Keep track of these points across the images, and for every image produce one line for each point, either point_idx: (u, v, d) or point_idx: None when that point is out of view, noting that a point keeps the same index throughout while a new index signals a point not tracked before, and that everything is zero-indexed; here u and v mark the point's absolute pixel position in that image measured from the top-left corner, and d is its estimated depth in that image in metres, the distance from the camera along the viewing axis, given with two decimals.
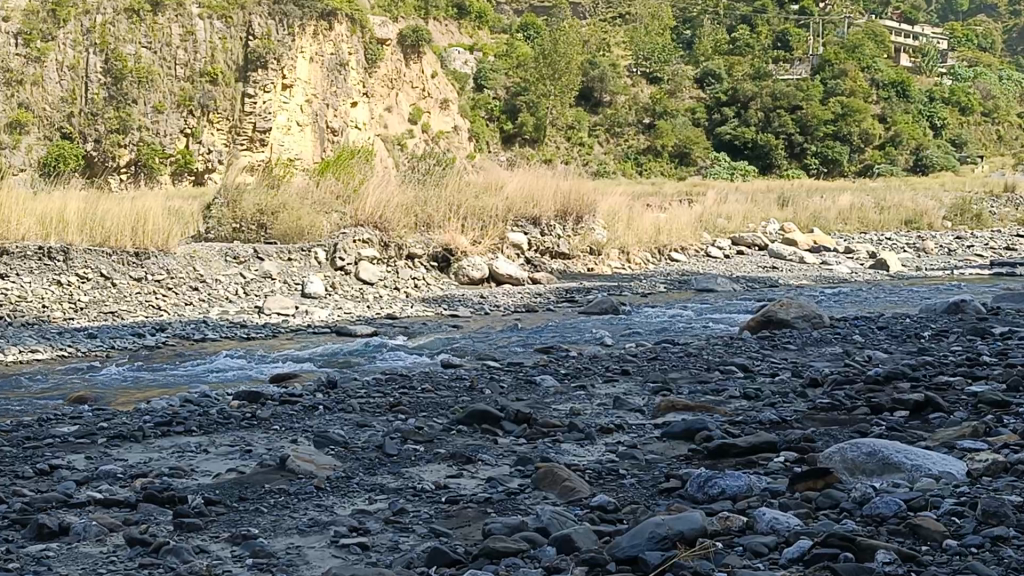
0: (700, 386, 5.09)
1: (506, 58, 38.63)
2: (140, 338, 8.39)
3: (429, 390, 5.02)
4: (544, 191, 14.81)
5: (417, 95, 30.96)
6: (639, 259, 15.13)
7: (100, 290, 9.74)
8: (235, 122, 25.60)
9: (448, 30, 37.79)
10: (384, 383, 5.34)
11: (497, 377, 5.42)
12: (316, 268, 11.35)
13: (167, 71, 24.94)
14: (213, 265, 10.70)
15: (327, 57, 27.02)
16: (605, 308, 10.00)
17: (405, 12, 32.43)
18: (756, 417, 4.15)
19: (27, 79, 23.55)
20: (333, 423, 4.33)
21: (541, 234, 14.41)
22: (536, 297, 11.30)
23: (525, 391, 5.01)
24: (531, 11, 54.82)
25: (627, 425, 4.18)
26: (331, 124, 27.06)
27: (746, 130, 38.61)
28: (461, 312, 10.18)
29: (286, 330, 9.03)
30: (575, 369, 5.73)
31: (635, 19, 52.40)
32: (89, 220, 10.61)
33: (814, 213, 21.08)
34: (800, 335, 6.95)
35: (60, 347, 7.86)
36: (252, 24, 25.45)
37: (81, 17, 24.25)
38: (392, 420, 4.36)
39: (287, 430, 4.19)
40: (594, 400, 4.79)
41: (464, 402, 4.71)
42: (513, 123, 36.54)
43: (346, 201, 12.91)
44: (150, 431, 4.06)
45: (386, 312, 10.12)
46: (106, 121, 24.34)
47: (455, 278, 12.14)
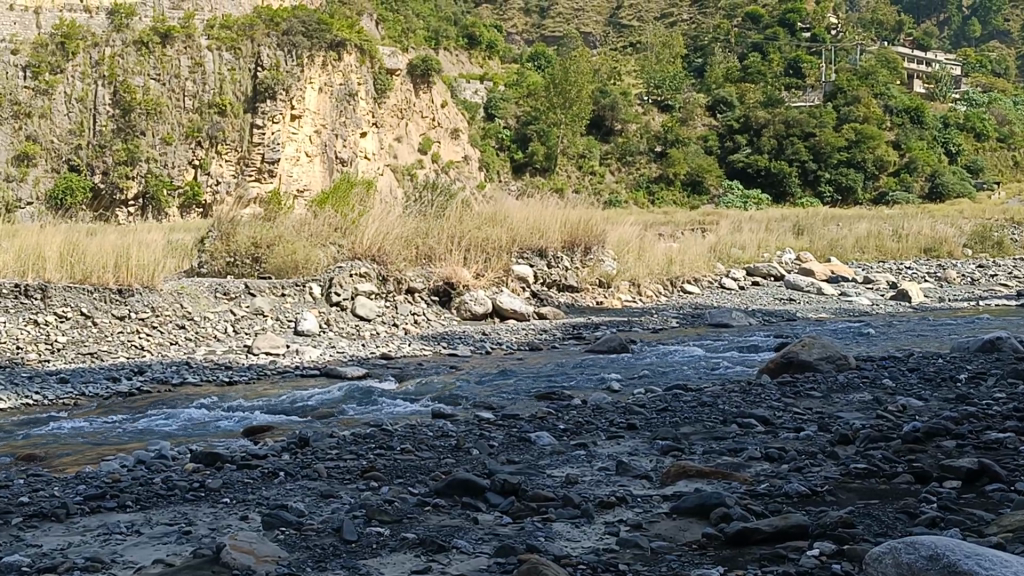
0: (716, 445, 4.49)
1: (516, 87, 38.61)
2: (114, 383, 7.85)
3: (409, 450, 4.43)
4: (551, 221, 14.33)
5: (428, 124, 30.61)
6: (651, 291, 14.53)
7: (80, 329, 9.19)
8: (244, 152, 25.18)
9: (458, 60, 38.00)
10: (361, 441, 4.75)
11: (487, 433, 4.83)
12: (310, 303, 10.80)
13: (176, 102, 24.39)
14: (201, 302, 10.17)
15: (336, 87, 26.72)
16: (614, 346, 9.43)
17: (415, 42, 31.93)
18: (783, 487, 3.56)
19: (35, 111, 23.11)
20: (290, 495, 3.75)
21: (548, 266, 13.90)
22: (541, 334, 10.75)
23: (518, 452, 4.43)
24: (542, 41, 55.58)
25: (631, 497, 3.60)
26: (341, 154, 26.87)
27: (759, 158, 38.00)
28: (461, 350, 9.63)
29: (272, 372, 8.47)
30: (577, 422, 5.12)
31: (648, 48, 51.95)
32: (72, 256, 10.13)
33: (832, 241, 20.56)
34: (825, 379, 6.35)
35: (26, 394, 7.31)
36: (261, 54, 25.03)
37: (89, 49, 23.67)
38: (361, 490, 3.81)
39: (237, 504, 3.61)
40: (595, 463, 4.20)
41: (446, 466, 4.14)
42: (523, 152, 36.21)
43: (344, 234, 12.36)
44: (76, 507, 3.46)
45: (381, 351, 9.56)
46: (113, 152, 23.71)
47: (457, 313, 11.62)
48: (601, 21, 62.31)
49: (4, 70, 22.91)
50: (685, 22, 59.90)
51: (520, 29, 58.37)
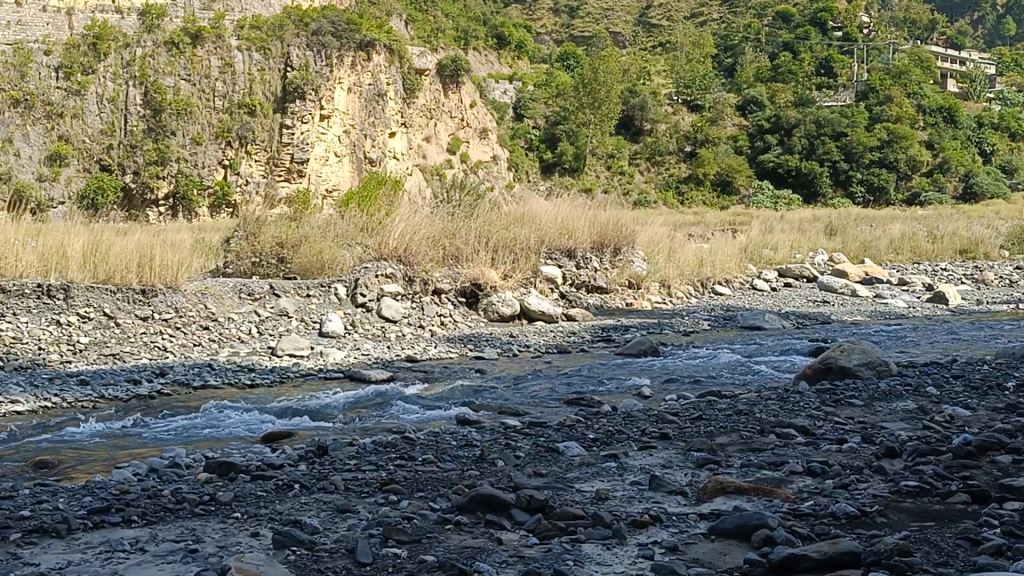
0: (755, 458, 4.25)
1: (545, 87, 38.43)
2: (134, 386, 7.70)
3: (431, 462, 4.23)
4: (580, 220, 14.12)
5: (456, 125, 30.31)
6: (681, 292, 14.28)
7: (103, 330, 9.06)
8: (273, 153, 25.08)
9: (488, 60, 37.76)
10: (381, 450, 4.55)
11: (514, 442, 4.61)
12: (335, 304, 10.62)
13: (206, 102, 24.39)
14: (226, 303, 10.04)
15: (364, 88, 26.33)
16: (643, 349, 9.20)
17: (445, 42, 31.77)
18: (830, 507, 3.32)
19: (67, 112, 22.98)
20: (305, 510, 3.55)
21: (576, 266, 13.68)
22: (569, 336, 10.53)
23: (544, 464, 4.22)
24: (572, 42, 55.47)
25: (666, 516, 3.37)
26: (370, 154, 26.44)
27: (790, 158, 37.50)
28: (488, 353, 9.42)
29: (295, 375, 8.30)
30: (607, 431, 4.89)
31: (677, 48, 51.54)
32: (96, 255, 9.96)
33: (865, 242, 20.17)
34: (865, 387, 6.09)
35: (45, 397, 7.18)
36: (290, 55, 24.97)
37: (121, 50, 23.72)
38: (379, 505, 3.61)
39: (248, 519, 3.43)
40: (627, 477, 3.97)
41: (470, 479, 3.94)
42: (552, 152, 36.01)
43: (370, 234, 12.19)
44: (78, 522, 3.29)
45: (406, 353, 9.38)
46: (144, 153, 23.57)
47: (484, 314, 11.42)
48: (630, 21, 61.84)
49: (38, 70, 22.86)
50: (715, 22, 59.37)
51: (549, 30, 58.05)
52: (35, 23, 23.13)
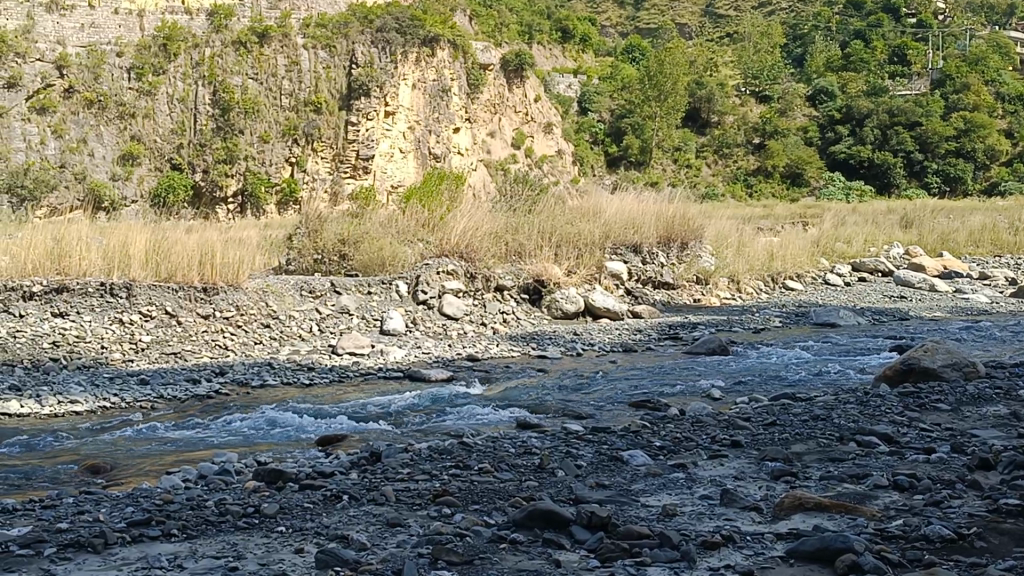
0: (837, 470, 3.95)
1: (610, 80, 37.96)
2: (194, 385, 7.64)
3: (488, 471, 4.00)
4: (646, 215, 13.81)
5: (521, 120, 29.44)
6: (752, 288, 13.94)
7: (165, 329, 9.03)
8: (339, 151, 24.73)
9: (553, 54, 37.52)
10: (437, 458, 4.34)
11: (575, 450, 4.37)
12: (396, 301, 10.47)
13: (273, 101, 24.14)
14: (287, 300, 9.95)
15: (429, 83, 25.63)
16: (713, 347, 8.91)
17: (509, 38, 31.44)
18: (921, 529, 3.02)
19: (139, 112, 22.97)
20: (354, 524, 3.35)
21: (643, 262, 13.37)
22: (635, 334, 10.25)
23: (608, 475, 3.98)
24: (638, 33, 54.95)
25: (740, 536, 3.10)
26: (434, 150, 25.68)
27: (862, 149, 36.53)
28: (551, 352, 9.18)
29: (354, 375, 8.16)
30: (675, 438, 4.62)
31: (745, 38, 50.62)
32: (158, 254, 9.91)
33: (944, 235, 19.51)
34: (950, 390, 5.72)
35: (104, 396, 7.13)
36: (355, 52, 24.58)
37: (190, 50, 23.55)
38: (432, 519, 3.40)
39: (293, 533, 3.24)
40: (697, 491, 3.70)
41: (528, 492, 3.71)
42: (618, 146, 35.66)
43: (432, 229, 12.04)
44: (115, 536, 3.12)
45: (468, 351, 9.19)
46: (213, 151, 23.46)
47: (548, 311, 11.19)
48: (697, 12, 60.94)
49: (110, 71, 22.82)
50: (784, 11, 58.16)
51: (614, 22, 57.32)
52: (108, 25, 23.02)
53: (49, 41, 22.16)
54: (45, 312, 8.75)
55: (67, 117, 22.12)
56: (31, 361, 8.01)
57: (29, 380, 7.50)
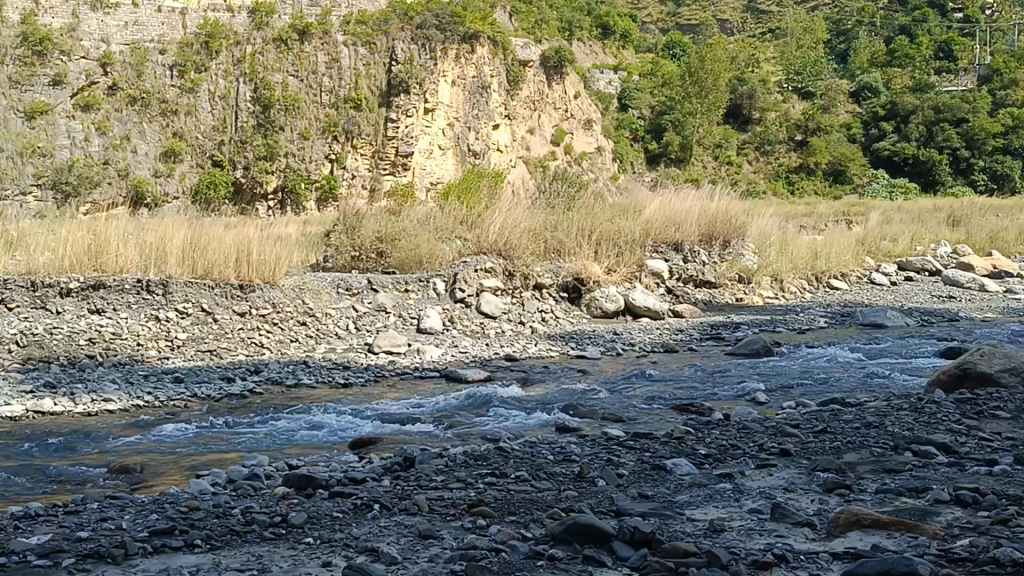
0: (893, 483, 3.73)
1: (651, 77, 37.52)
2: (228, 384, 7.54)
3: (525, 480, 3.83)
4: (688, 213, 13.54)
5: (561, 116, 28.63)
6: (795, 288, 13.68)
7: (200, 326, 8.93)
8: (378, 147, 24.04)
9: (592, 50, 37.28)
10: (472, 465, 4.17)
11: (616, 458, 4.19)
12: (434, 300, 10.33)
13: (314, 98, 23.55)
14: (323, 298, 9.85)
15: (469, 80, 25.04)
16: (757, 349, 8.67)
17: (549, 34, 31.10)
18: (989, 550, 2.81)
19: (181, 109, 22.68)
20: (384, 536, 3.20)
21: (684, 260, 13.11)
22: (676, 335, 10.03)
23: (651, 485, 3.80)
24: (679, 29, 54.35)
25: (794, 556, 2.91)
26: (474, 147, 25.06)
27: (907, 146, 35.79)
28: (590, 352, 8.98)
29: (389, 374, 8.03)
30: (721, 446, 4.43)
31: (787, 33, 49.86)
32: (194, 251, 9.84)
33: (992, 233, 19.05)
34: (1009, 397, 5.46)
35: (138, 395, 7.05)
36: (395, 49, 23.90)
37: (232, 48, 23.19)
38: (467, 532, 3.24)
39: (322, 545, 3.10)
40: (746, 505, 3.51)
41: (568, 503, 3.54)
42: (658, 143, 35.23)
43: (470, 227, 11.89)
44: (136, 546, 3.00)
45: (506, 351, 9.03)
46: (254, 148, 22.92)
47: (587, 310, 11.00)
48: (739, 8, 60.15)
49: (153, 69, 22.59)
50: (827, 6, 57.21)
51: (654, 18, 56.77)
52: (151, 23, 22.82)
53: (93, 39, 22.17)
54: (82, 308, 8.68)
55: (110, 115, 22.02)
56: (67, 358, 7.94)
57: (64, 378, 7.44)
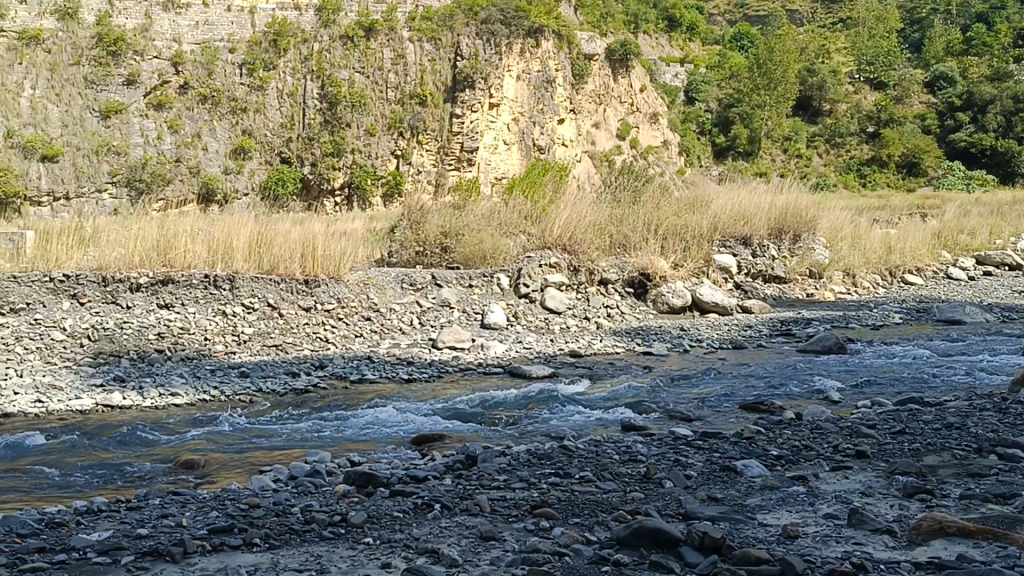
0: (978, 488, 3.55)
1: (718, 69, 36.99)
2: (293, 378, 7.56)
3: (589, 480, 3.73)
4: (757, 207, 13.28)
5: (626, 110, 28.08)
6: (868, 283, 13.37)
7: (266, 321, 8.97)
8: (443, 142, 23.98)
9: (658, 43, 36.86)
10: (535, 464, 4.08)
11: (684, 458, 4.06)
12: (498, 295, 10.27)
13: (380, 94, 23.57)
14: (387, 293, 9.85)
15: (534, 75, 24.66)
16: (829, 346, 8.43)
17: (615, 27, 30.76)
18: None
19: (250, 107, 22.80)
20: (445, 537, 3.12)
21: (753, 255, 12.86)
22: (745, 330, 9.82)
23: (720, 487, 3.67)
24: (746, 21, 53.49)
25: (873, 565, 2.76)
26: (539, 141, 24.73)
27: (984, 136, 34.75)
28: (657, 348, 8.83)
29: (453, 370, 7.97)
30: (793, 446, 4.28)
31: (859, 23, 48.76)
32: (260, 247, 9.92)
33: None
34: None
35: (203, 389, 7.10)
36: (460, 44, 23.77)
37: (299, 45, 23.24)
38: (529, 534, 3.14)
39: (381, 546, 3.03)
40: (821, 509, 3.36)
41: (633, 505, 3.43)
42: (726, 136, 34.69)
43: (534, 222, 11.79)
44: (195, 544, 2.96)
45: (571, 347, 8.92)
46: (321, 144, 22.92)
47: (654, 306, 10.84)
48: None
49: (223, 67, 22.82)
50: None
51: (722, 10, 55.93)
52: (221, 22, 23.08)
53: (165, 39, 22.56)
54: (151, 304, 8.78)
55: (182, 113, 22.30)
56: (137, 353, 8.04)
57: (133, 372, 7.52)
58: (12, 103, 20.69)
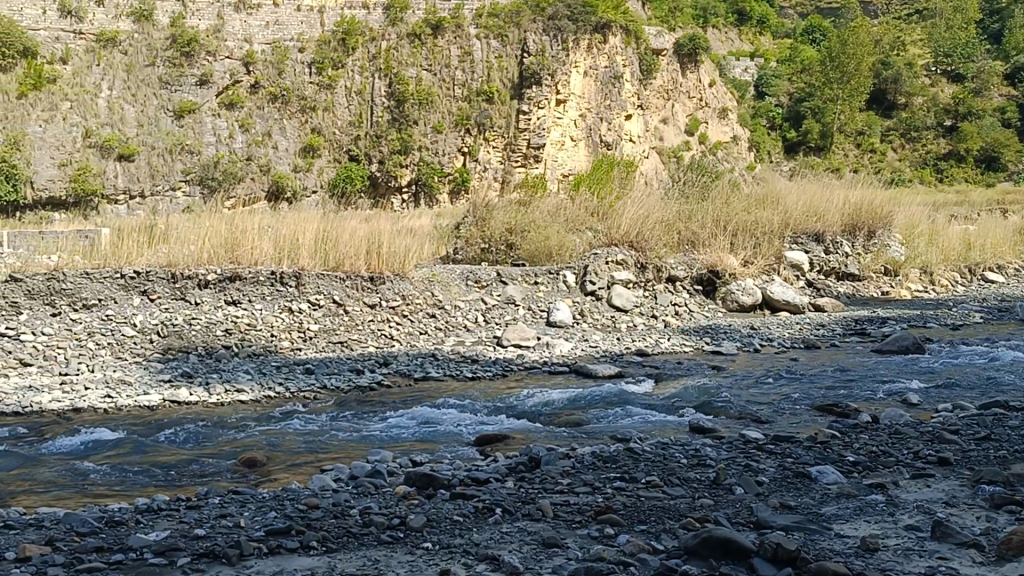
0: None
1: (789, 63, 36.36)
2: (357, 375, 7.54)
3: (656, 486, 3.60)
4: (830, 202, 12.97)
5: (695, 105, 27.44)
6: (946, 281, 12.97)
7: (332, 318, 8.97)
8: (510, 139, 23.73)
9: (728, 37, 36.34)
10: (600, 468, 3.96)
11: (756, 463, 3.90)
12: (564, 292, 10.15)
13: (446, 92, 23.46)
14: (452, 290, 9.80)
15: (601, 70, 24.38)
16: (907, 346, 8.17)
17: (683, 21, 30.36)
18: None
19: (319, 105, 22.97)
20: (506, 543, 3.02)
21: (826, 252, 12.54)
22: (818, 330, 9.56)
23: (793, 495, 3.51)
24: (818, 13, 52.43)
25: None
26: (606, 138, 24.51)
27: None
28: (726, 347, 8.64)
29: (518, 368, 7.87)
30: (870, 453, 4.10)
31: (936, 14, 47.47)
32: (326, 244, 9.94)
33: None
34: None
35: (269, 386, 7.11)
36: (527, 40, 23.45)
37: (368, 44, 23.36)
38: (593, 542, 3.03)
39: (440, 552, 2.95)
40: (902, 520, 3.19)
41: (702, 513, 3.29)
42: (797, 131, 34.00)
43: (601, 218, 11.64)
44: (251, 547, 2.91)
45: (637, 345, 8.77)
46: (389, 142, 22.92)
47: (723, 304, 10.62)
48: None
49: (293, 66, 23.06)
50: None
51: (793, 3, 54.92)
52: (291, 22, 23.36)
53: (237, 39, 22.86)
54: (219, 300, 8.84)
55: (253, 112, 22.57)
56: (204, 348, 8.11)
57: (201, 368, 7.57)
58: (90, 103, 21.07)
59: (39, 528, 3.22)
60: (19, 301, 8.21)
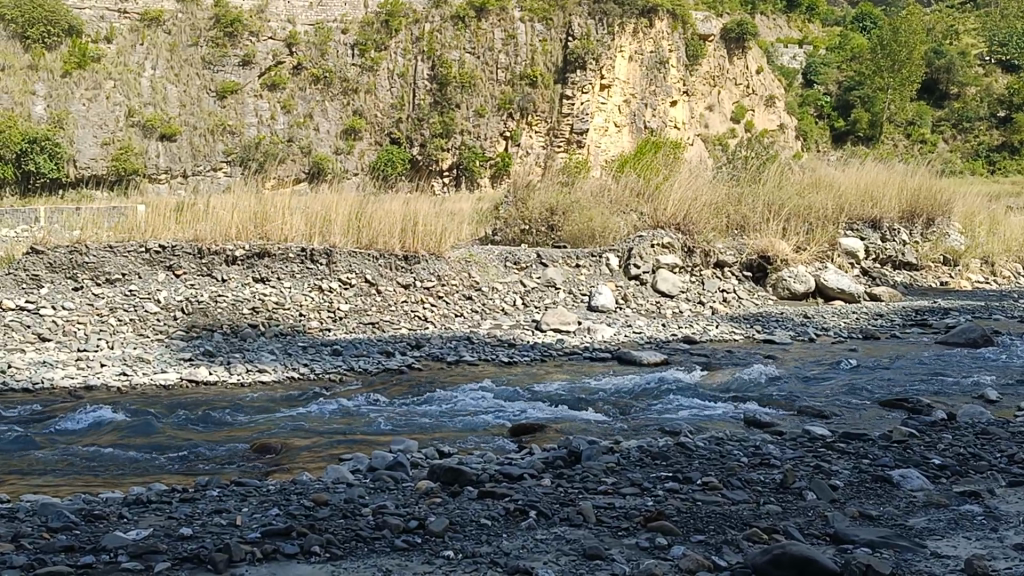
0: None
1: (838, 50, 35.44)
2: (386, 358, 7.14)
3: (715, 488, 3.14)
4: (885, 187, 12.36)
5: (742, 92, 26.54)
6: (1008, 272, 12.27)
7: (364, 298, 8.56)
8: (553, 124, 23.01)
9: (776, 24, 35.95)
10: (652, 465, 3.49)
11: (828, 465, 3.42)
12: (606, 276, 9.67)
13: (490, 75, 22.81)
14: (490, 272, 9.37)
15: (646, 55, 23.57)
16: (973, 339, 7.58)
17: (732, 8, 29.43)
18: None
19: (361, 88, 22.58)
20: (539, 553, 2.58)
21: (883, 239, 11.94)
22: (875, 320, 9.00)
23: (874, 503, 3.04)
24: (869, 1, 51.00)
25: None
26: (649, 123, 23.72)
27: None
28: (779, 337, 8.12)
29: (557, 354, 7.42)
30: (959, 456, 3.59)
31: (991, 4, 45.93)
32: (359, 222, 9.56)
33: None
34: None
35: (293, 367, 6.73)
36: (572, 24, 22.69)
37: (411, 26, 22.92)
38: (642, 554, 2.57)
39: (462, 562, 2.52)
40: (1007, 539, 2.69)
41: (769, 522, 2.82)
42: (845, 121, 32.81)
43: (646, 200, 11.14)
44: (242, 552, 2.49)
45: (683, 333, 8.26)
46: (430, 125, 22.41)
47: (774, 291, 10.09)
48: None
49: (336, 48, 22.67)
50: None
51: None
52: (334, 3, 23.05)
53: (280, 20, 22.57)
54: (246, 277, 8.47)
55: (295, 93, 22.22)
56: (230, 327, 7.73)
57: (224, 347, 7.20)
58: (133, 81, 20.95)
59: (11, 520, 2.84)
60: (41, 274, 7.90)
